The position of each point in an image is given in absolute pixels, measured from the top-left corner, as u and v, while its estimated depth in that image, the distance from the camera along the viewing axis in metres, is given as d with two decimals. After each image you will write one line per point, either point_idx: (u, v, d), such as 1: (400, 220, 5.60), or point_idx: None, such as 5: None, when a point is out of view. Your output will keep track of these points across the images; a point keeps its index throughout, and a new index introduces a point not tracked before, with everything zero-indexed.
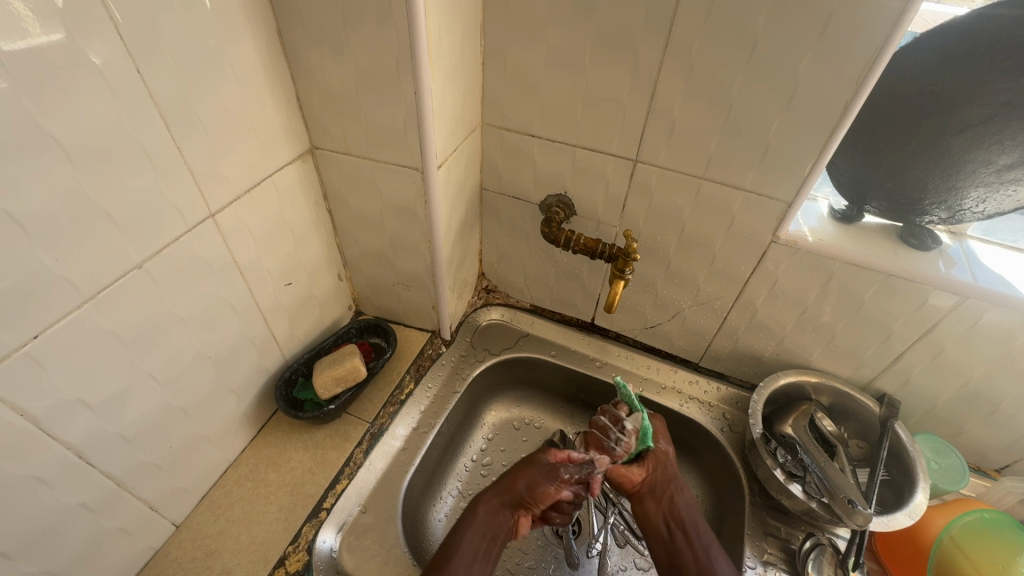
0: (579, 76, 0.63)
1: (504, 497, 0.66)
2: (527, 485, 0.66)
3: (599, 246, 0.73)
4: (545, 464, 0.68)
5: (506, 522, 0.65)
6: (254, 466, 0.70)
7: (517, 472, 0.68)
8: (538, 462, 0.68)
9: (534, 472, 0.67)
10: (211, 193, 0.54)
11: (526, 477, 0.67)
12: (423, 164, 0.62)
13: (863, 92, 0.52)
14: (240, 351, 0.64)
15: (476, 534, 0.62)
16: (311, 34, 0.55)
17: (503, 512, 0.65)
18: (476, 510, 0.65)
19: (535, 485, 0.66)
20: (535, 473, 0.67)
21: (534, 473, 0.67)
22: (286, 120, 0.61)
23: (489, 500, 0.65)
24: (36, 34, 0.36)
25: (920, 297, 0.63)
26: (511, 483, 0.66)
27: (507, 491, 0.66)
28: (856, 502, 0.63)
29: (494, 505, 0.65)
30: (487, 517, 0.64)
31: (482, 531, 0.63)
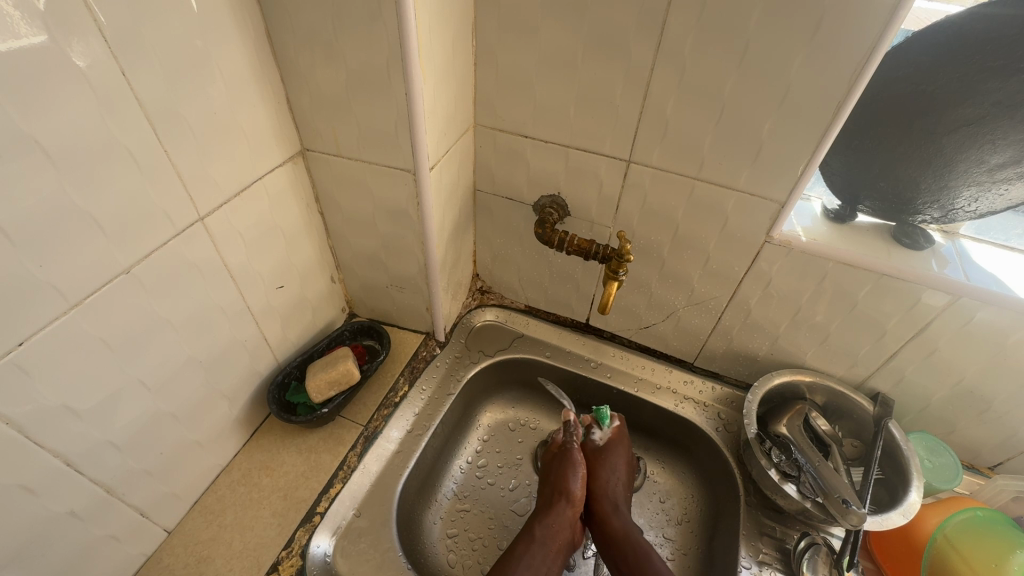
0: (572, 77, 0.63)
1: (552, 506, 0.70)
2: (567, 484, 0.71)
3: (593, 247, 0.72)
4: (569, 462, 0.74)
5: (566, 533, 0.69)
6: (247, 470, 0.70)
7: (557, 480, 0.73)
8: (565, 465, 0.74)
9: (565, 475, 0.73)
10: (200, 196, 0.53)
11: (568, 480, 0.72)
12: (415, 166, 0.61)
13: (855, 92, 0.52)
14: (231, 355, 0.64)
15: (541, 547, 0.66)
16: (300, 35, 0.55)
17: (562, 524, 0.69)
18: (533, 530, 0.68)
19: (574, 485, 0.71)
20: (569, 472, 0.73)
21: (568, 474, 0.73)
22: (276, 122, 0.60)
23: (543, 516, 0.69)
24: (21, 35, 0.36)
25: (913, 296, 0.63)
26: (560, 490, 0.71)
27: (555, 504, 0.70)
28: (851, 502, 0.63)
29: (548, 520, 0.69)
30: (546, 532, 0.68)
31: (548, 543, 0.67)
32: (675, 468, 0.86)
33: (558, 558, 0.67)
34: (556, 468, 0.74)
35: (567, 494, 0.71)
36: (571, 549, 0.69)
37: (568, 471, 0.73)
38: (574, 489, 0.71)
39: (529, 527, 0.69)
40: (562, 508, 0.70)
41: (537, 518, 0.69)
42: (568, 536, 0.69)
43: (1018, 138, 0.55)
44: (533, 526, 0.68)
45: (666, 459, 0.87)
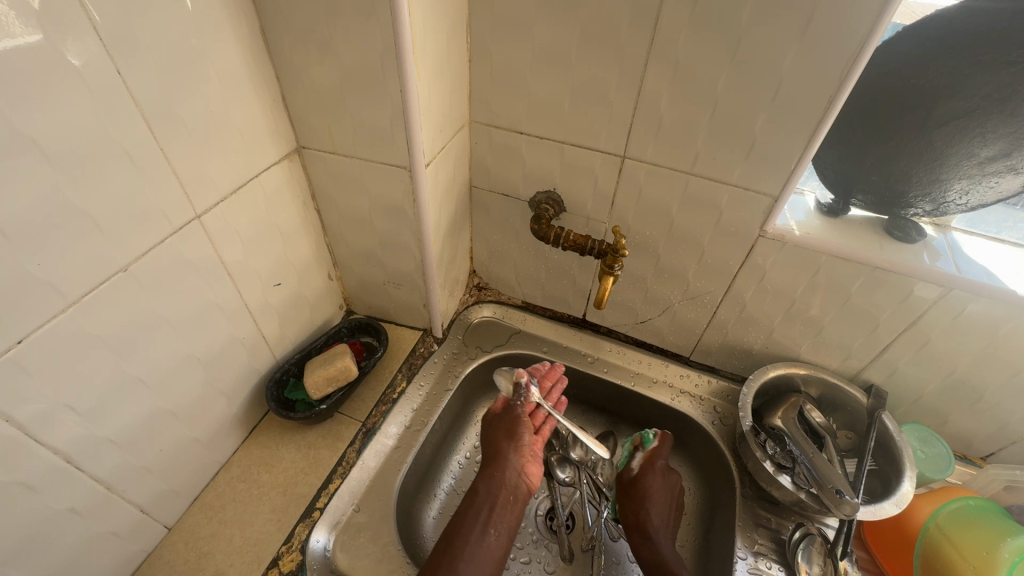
0: (566, 73, 0.63)
1: (494, 460, 0.71)
2: (505, 442, 0.73)
3: (589, 242, 0.73)
4: (503, 423, 0.75)
5: (509, 485, 0.70)
6: (246, 467, 0.70)
7: (493, 440, 0.74)
8: (501, 424, 0.75)
9: (500, 433, 0.74)
10: (196, 194, 0.53)
11: (502, 438, 0.73)
12: (410, 162, 0.62)
13: (847, 87, 0.52)
14: (230, 353, 0.64)
15: (486, 503, 0.67)
16: (295, 33, 0.55)
17: (502, 478, 0.70)
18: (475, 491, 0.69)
19: (507, 438, 0.73)
20: (503, 432, 0.74)
21: (501, 433, 0.74)
22: (272, 120, 0.61)
23: (485, 473, 0.70)
24: (16, 34, 0.36)
25: (905, 289, 0.64)
26: (497, 449, 0.72)
27: (495, 460, 0.71)
28: (845, 492, 0.64)
29: (490, 475, 0.70)
30: (490, 488, 0.69)
31: (491, 499, 0.68)
32: (672, 461, 0.86)
33: (505, 512, 0.67)
34: (495, 428, 0.75)
35: (504, 452, 0.71)
36: (521, 501, 0.70)
37: (500, 428, 0.75)
38: (506, 446, 0.72)
39: (474, 488, 0.70)
40: (500, 463, 0.71)
41: (481, 477, 0.70)
42: (516, 489, 0.70)
43: (1008, 131, 0.55)
44: (477, 485, 0.70)
45: None
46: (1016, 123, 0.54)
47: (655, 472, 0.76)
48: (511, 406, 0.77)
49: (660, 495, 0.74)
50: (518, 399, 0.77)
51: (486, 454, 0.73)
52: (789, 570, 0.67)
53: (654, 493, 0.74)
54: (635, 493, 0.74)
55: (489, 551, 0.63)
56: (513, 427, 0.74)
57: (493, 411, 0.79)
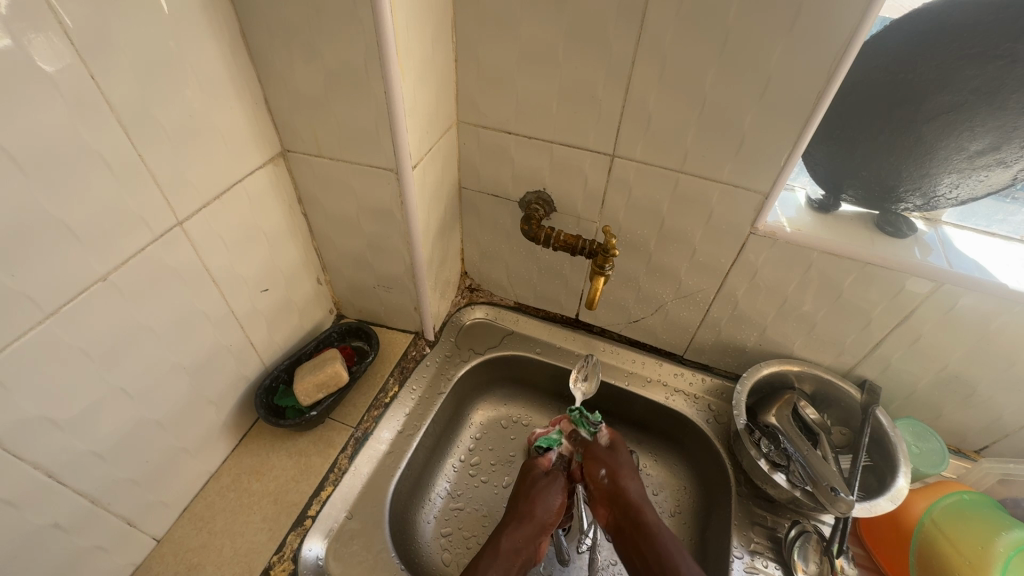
0: (553, 72, 0.62)
1: (528, 515, 0.69)
2: (543, 509, 0.69)
3: (580, 242, 0.71)
4: (551, 482, 0.73)
5: (527, 552, 0.67)
6: (236, 475, 0.69)
7: (533, 497, 0.71)
8: (546, 482, 0.73)
9: (540, 492, 0.72)
10: (177, 201, 0.52)
11: (541, 498, 0.71)
12: (397, 165, 0.61)
13: (835, 82, 0.52)
14: (216, 361, 0.63)
15: (504, 561, 0.64)
16: (276, 35, 0.54)
17: (528, 536, 0.67)
18: (499, 544, 0.66)
19: (547, 508, 0.70)
20: (546, 490, 0.72)
21: (542, 493, 0.71)
22: (255, 123, 0.59)
23: (513, 532, 0.67)
24: None
25: (897, 284, 0.64)
26: (529, 511, 0.69)
27: (529, 517, 0.68)
28: (839, 490, 0.63)
29: (517, 537, 0.67)
30: (513, 543, 0.66)
31: (512, 553, 0.65)
32: (668, 461, 0.86)
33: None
34: (535, 486, 0.72)
35: (538, 518, 0.69)
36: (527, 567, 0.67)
37: (546, 488, 0.72)
38: (546, 512, 0.69)
39: (495, 541, 0.67)
40: (530, 526, 0.68)
41: (506, 532, 0.67)
42: (529, 556, 0.67)
43: (997, 125, 0.55)
44: (501, 539, 0.66)
45: (658, 452, 0.87)
46: (1004, 117, 0.54)
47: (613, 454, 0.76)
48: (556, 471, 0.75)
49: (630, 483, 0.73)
50: (561, 463, 0.78)
51: (518, 507, 0.70)
52: (785, 568, 0.67)
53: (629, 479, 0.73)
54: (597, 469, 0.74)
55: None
56: (558, 488, 0.72)
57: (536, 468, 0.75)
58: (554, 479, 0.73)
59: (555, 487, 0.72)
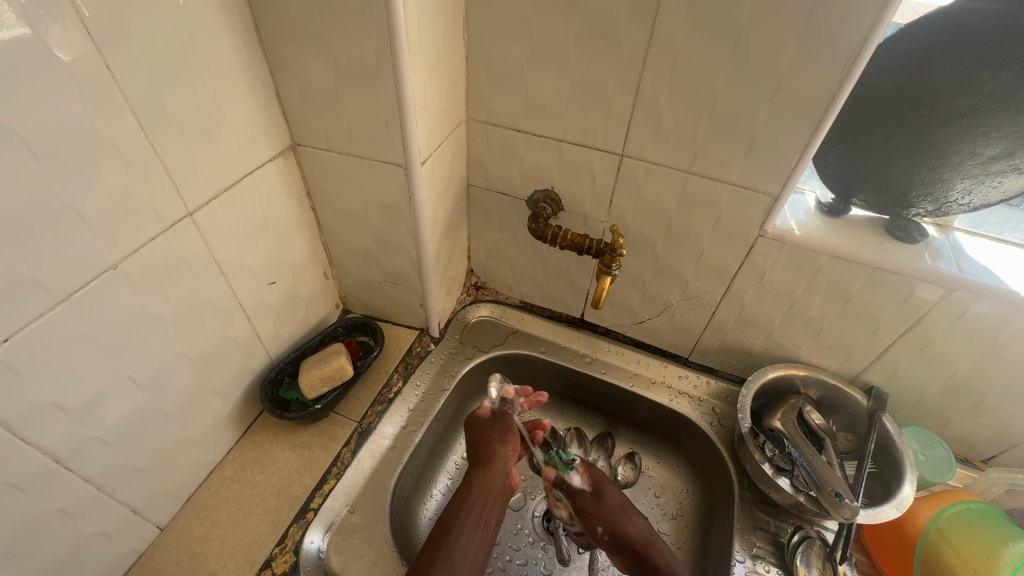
0: (564, 70, 0.62)
1: (487, 460, 0.67)
2: (502, 445, 0.69)
3: (587, 241, 0.71)
4: (500, 425, 0.71)
5: (501, 486, 0.66)
6: (240, 467, 0.69)
7: (489, 440, 0.69)
8: (499, 425, 0.71)
9: (493, 439, 0.69)
10: (188, 191, 0.52)
11: (497, 441, 0.69)
12: (406, 160, 0.61)
13: (849, 84, 0.51)
14: (222, 352, 0.64)
15: (480, 498, 0.63)
16: (288, 29, 0.54)
17: (496, 473, 0.66)
18: (469, 484, 0.64)
19: (506, 445, 0.69)
20: (499, 432, 0.70)
21: (497, 437, 0.70)
22: (266, 116, 0.60)
23: (478, 473, 0.66)
24: (7, 25, 0.35)
25: (906, 289, 0.63)
26: (490, 452, 0.68)
27: (489, 459, 0.67)
28: (844, 495, 0.62)
29: (483, 476, 0.65)
30: (484, 481, 0.65)
31: (485, 489, 0.64)
32: (670, 463, 0.86)
33: (496, 509, 0.64)
34: (485, 431, 0.71)
35: (501, 458, 0.67)
36: (506, 498, 0.67)
37: (495, 433, 0.70)
38: (504, 451, 0.68)
39: (466, 482, 0.65)
40: (493, 469, 0.66)
41: (472, 476, 0.65)
42: (503, 485, 0.66)
43: (1012, 130, 0.54)
44: (471, 483, 0.64)
45: (660, 453, 0.87)
46: (1019, 121, 0.53)
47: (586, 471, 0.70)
48: (501, 412, 0.73)
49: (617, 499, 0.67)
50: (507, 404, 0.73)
51: (476, 453, 0.68)
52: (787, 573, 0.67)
53: (613, 494, 0.68)
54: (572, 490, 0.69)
55: (480, 551, 0.58)
56: (510, 430, 0.71)
57: (480, 416, 0.73)
58: (506, 421, 0.72)
59: (508, 428, 0.71)
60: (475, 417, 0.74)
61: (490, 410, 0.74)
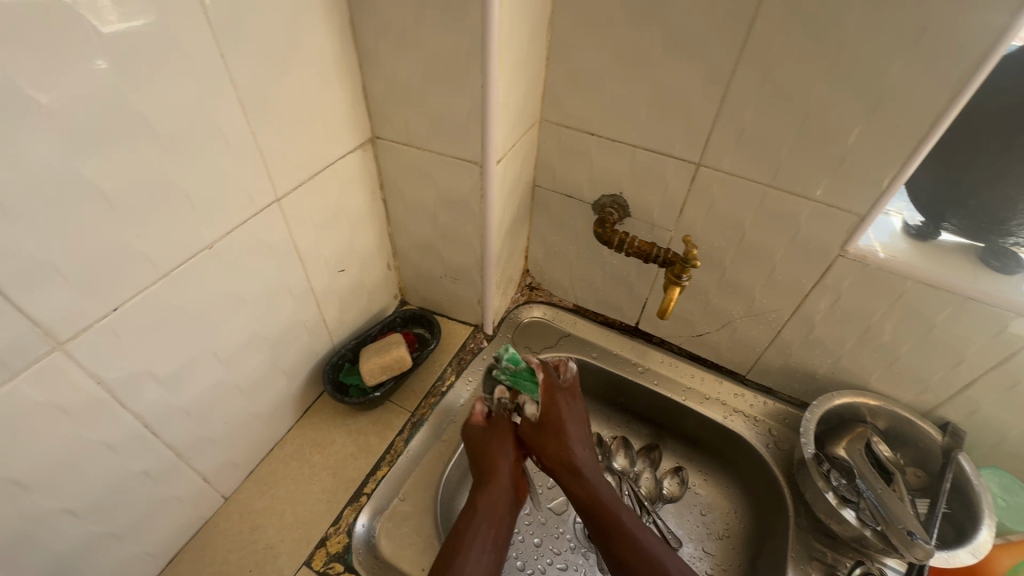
0: (647, 75, 0.61)
1: (491, 474, 0.67)
2: (503, 460, 0.68)
3: (654, 250, 0.70)
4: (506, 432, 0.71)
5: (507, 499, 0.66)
6: (299, 446, 0.71)
7: (488, 452, 0.69)
8: (528, 434, 0.71)
9: (493, 448, 0.69)
10: (278, 177, 0.54)
11: (498, 454, 0.69)
12: (482, 158, 0.61)
13: (959, 103, 0.49)
14: (292, 334, 0.66)
15: (483, 522, 0.62)
16: (382, 25, 0.55)
17: (501, 490, 0.66)
18: (476, 506, 0.64)
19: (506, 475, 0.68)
20: (501, 447, 0.69)
21: (497, 448, 0.69)
22: (351, 109, 0.61)
23: (485, 490, 0.66)
24: (111, 21, 0.36)
25: (999, 323, 0.60)
26: (492, 466, 0.67)
27: (495, 474, 0.67)
28: (917, 534, 0.58)
29: (490, 493, 0.66)
30: (488, 505, 0.64)
31: (488, 515, 0.63)
32: (719, 481, 0.84)
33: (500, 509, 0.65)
34: (489, 441, 0.70)
35: (503, 483, 0.67)
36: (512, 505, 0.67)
37: (492, 442, 0.70)
38: (505, 474, 0.67)
39: (471, 503, 0.65)
40: (497, 487, 0.66)
41: (476, 495, 0.66)
42: (507, 486, 0.67)
43: None
44: (475, 501, 0.65)
45: (709, 470, 0.85)
46: None
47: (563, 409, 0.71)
48: (495, 415, 0.73)
49: (581, 452, 0.69)
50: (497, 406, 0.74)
51: (478, 467, 0.68)
52: None
53: (584, 455, 0.69)
54: (545, 430, 0.70)
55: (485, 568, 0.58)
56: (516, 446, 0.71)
57: (474, 421, 0.72)
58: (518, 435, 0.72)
59: (500, 438, 0.70)
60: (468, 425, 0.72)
61: (479, 418, 0.72)
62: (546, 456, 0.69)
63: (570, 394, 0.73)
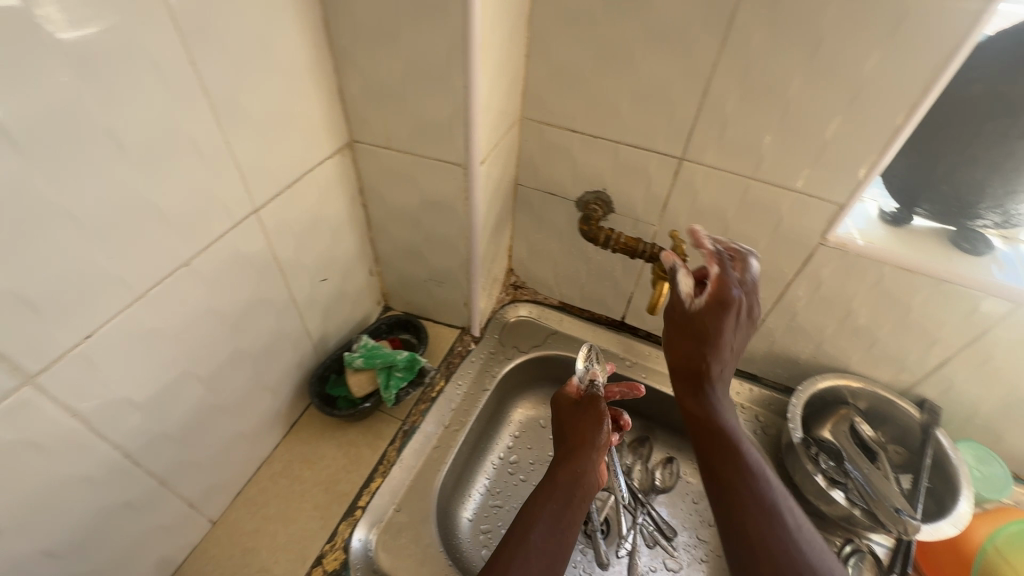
0: (629, 70, 0.61)
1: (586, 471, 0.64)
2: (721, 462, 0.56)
3: (641, 245, 0.70)
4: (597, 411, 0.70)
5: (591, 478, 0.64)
6: (288, 463, 0.69)
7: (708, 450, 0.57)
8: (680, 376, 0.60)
9: (585, 424, 0.69)
10: (256, 187, 0.52)
11: (590, 431, 0.68)
12: (466, 159, 0.60)
13: (932, 94, 0.50)
14: (275, 348, 0.64)
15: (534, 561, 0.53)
16: (357, 24, 0.53)
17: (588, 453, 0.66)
18: (557, 479, 0.63)
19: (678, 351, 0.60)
20: (590, 423, 0.69)
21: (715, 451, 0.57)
22: (327, 113, 0.59)
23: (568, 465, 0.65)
24: (53, 31, 0.32)
25: (970, 303, 0.62)
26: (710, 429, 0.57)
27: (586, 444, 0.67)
28: (903, 511, 0.61)
29: (572, 468, 0.65)
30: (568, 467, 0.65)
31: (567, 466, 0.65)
32: None
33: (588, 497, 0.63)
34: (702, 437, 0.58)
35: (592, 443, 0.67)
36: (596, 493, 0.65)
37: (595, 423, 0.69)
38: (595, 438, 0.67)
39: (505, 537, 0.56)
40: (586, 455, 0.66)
41: (559, 467, 0.65)
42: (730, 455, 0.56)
43: None
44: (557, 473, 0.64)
45: (698, 459, 0.87)
46: None
47: (723, 316, 0.56)
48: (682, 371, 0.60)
49: (728, 340, 0.57)
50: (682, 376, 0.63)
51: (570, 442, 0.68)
52: None
53: (732, 338, 0.57)
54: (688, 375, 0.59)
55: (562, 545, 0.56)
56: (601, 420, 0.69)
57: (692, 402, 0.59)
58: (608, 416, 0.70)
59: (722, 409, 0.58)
60: (562, 401, 0.75)
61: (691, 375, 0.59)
62: (679, 378, 0.60)
63: (727, 309, 0.56)
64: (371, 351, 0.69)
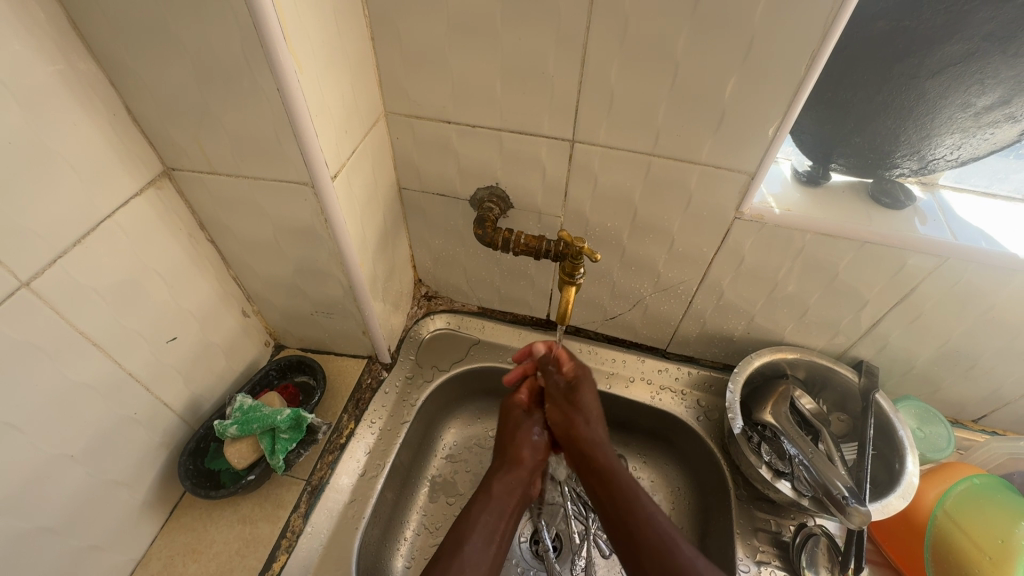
0: (492, 45, 0.51)
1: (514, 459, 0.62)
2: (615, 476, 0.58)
3: (543, 244, 0.61)
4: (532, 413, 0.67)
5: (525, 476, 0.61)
6: (169, 558, 0.59)
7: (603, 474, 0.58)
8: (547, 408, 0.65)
9: (521, 432, 0.65)
10: (16, 257, 0.40)
11: (523, 432, 0.65)
12: (312, 177, 0.49)
13: (831, 41, 0.43)
14: (117, 436, 0.52)
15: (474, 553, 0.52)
16: (120, 26, 0.41)
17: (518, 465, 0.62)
18: (490, 489, 0.59)
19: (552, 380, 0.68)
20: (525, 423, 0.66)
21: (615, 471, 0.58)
22: (118, 143, 0.47)
23: (503, 474, 0.60)
24: None
25: (897, 262, 0.57)
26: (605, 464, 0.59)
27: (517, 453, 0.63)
28: (850, 497, 0.56)
29: (509, 479, 0.60)
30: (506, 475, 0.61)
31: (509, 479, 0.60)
32: (657, 461, 0.80)
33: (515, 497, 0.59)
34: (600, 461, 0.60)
35: (527, 460, 0.63)
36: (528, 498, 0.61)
37: (525, 426, 0.66)
38: (527, 452, 0.63)
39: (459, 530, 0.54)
40: (521, 471, 0.61)
41: (496, 477, 0.60)
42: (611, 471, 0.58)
43: (1009, 75, 0.48)
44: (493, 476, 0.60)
45: (649, 453, 0.80)
46: (1020, 65, 0.47)
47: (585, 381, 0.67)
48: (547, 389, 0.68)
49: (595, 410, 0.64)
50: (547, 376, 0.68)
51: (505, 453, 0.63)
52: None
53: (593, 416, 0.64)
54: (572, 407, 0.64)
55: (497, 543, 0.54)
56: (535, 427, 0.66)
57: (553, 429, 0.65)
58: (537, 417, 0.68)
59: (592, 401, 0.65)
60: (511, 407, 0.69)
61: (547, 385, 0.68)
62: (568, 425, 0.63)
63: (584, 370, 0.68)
64: (246, 410, 0.61)
